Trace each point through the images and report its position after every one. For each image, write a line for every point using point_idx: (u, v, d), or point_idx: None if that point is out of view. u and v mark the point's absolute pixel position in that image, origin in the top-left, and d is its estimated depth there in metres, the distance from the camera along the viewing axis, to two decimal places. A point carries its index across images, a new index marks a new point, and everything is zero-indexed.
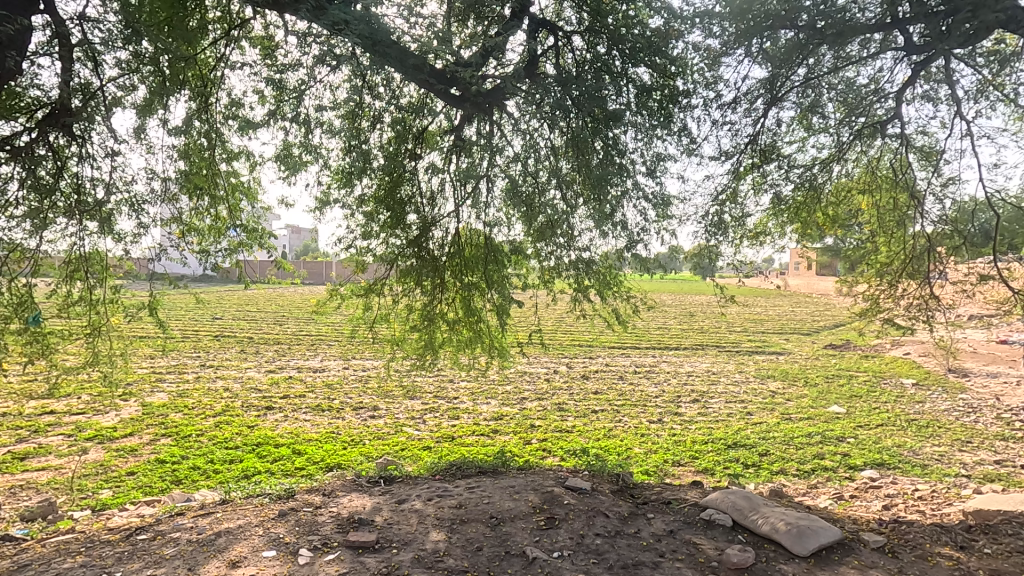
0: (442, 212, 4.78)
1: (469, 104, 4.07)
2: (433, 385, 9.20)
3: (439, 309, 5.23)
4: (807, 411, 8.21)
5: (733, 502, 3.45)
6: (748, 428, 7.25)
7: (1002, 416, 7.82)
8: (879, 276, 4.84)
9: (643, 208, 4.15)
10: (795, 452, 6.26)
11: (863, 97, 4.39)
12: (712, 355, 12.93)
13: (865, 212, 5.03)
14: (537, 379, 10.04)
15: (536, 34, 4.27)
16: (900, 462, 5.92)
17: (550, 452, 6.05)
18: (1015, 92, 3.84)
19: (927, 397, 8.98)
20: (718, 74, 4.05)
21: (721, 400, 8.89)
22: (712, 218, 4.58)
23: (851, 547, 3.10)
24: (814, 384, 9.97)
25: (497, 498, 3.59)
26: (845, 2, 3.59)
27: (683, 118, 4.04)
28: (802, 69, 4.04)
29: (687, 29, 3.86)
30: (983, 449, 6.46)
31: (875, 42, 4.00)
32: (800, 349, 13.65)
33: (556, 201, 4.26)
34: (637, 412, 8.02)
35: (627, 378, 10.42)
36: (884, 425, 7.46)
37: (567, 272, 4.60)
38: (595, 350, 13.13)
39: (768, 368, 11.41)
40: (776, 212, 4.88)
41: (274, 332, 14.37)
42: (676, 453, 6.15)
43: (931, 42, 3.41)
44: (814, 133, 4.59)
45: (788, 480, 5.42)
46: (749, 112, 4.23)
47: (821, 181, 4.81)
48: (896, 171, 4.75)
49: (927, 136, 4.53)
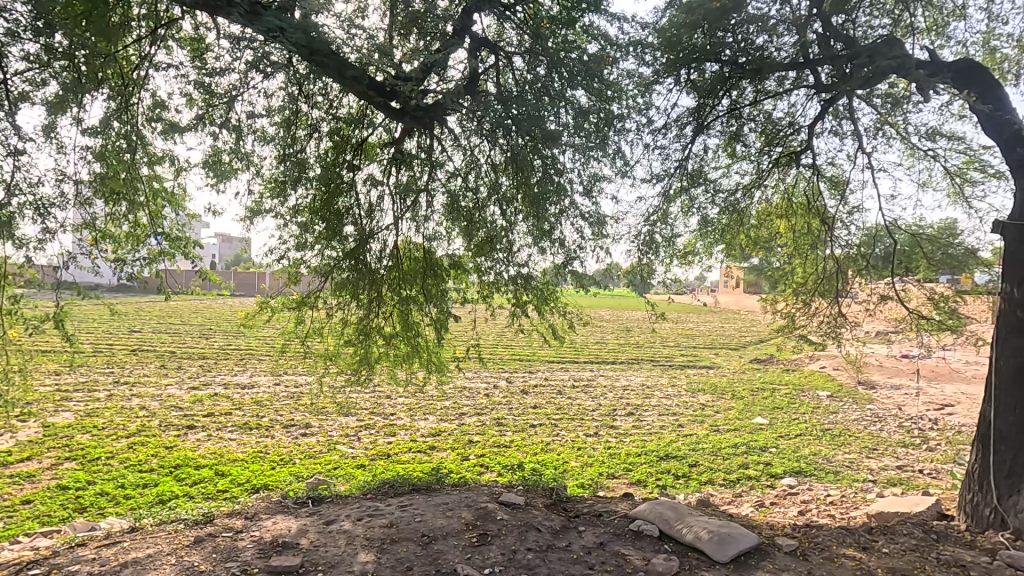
0: (381, 225, 4.75)
1: (409, 119, 4.03)
2: (370, 402, 8.98)
3: (375, 324, 5.15)
4: (733, 422, 8.64)
5: (660, 513, 3.58)
6: (678, 440, 7.55)
7: (903, 424, 8.56)
8: (795, 295, 5.22)
9: (580, 226, 4.30)
10: (722, 462, 6.56)
11: (780, 129, 4.77)
12: (647, 369, 13.35)
13: (783, 236, 5.42)
14: (476, 394, 10.01)
15: (478, 53, 4.35)
16: (816, 470, 6.33)
17: (488, 468, 6.05)
18: (908, 131, 4.26)
19: (839, 408, 9.68)
20: (649, 100, 4.28)
21: (654, 413, 9.20)
22: (644, 237, 4.79)
23: (767, 552, 3.25)
24: (740, 396, 10.51)
25: (429, 516, 3.55)
26: (763, 41, 3.95)
27: (618, 142, 4.22)
28: (725, 100, 4.38)
29: (622, 57, 4.11)
30: (886, 455, 7.02)
31: (790, 79, 4.37)
32: (728, 363, 14.36)
33: (495, 217, 4.39)
34: (574, 426, 8.17)
35: (566, 392, 10.59)
36: (802, 435, 7.95)
37: (506, 287, 4.75)
38: (536, 365, 13.24)
39: (699, 381, 11.93)
40: (704, 234, 5.15)
41: (198, 346, 13.56)
42: (611, 465, 6.32)
43: (837, 82, 3.76)
44: (738, 160, 4.91)
45: (715, 489, 5.69)
46: (678, 138, 4.48)
47: (744, 206, 5.17)
48: (810, 199, 5.18)
49: (834, 167, 4.96)
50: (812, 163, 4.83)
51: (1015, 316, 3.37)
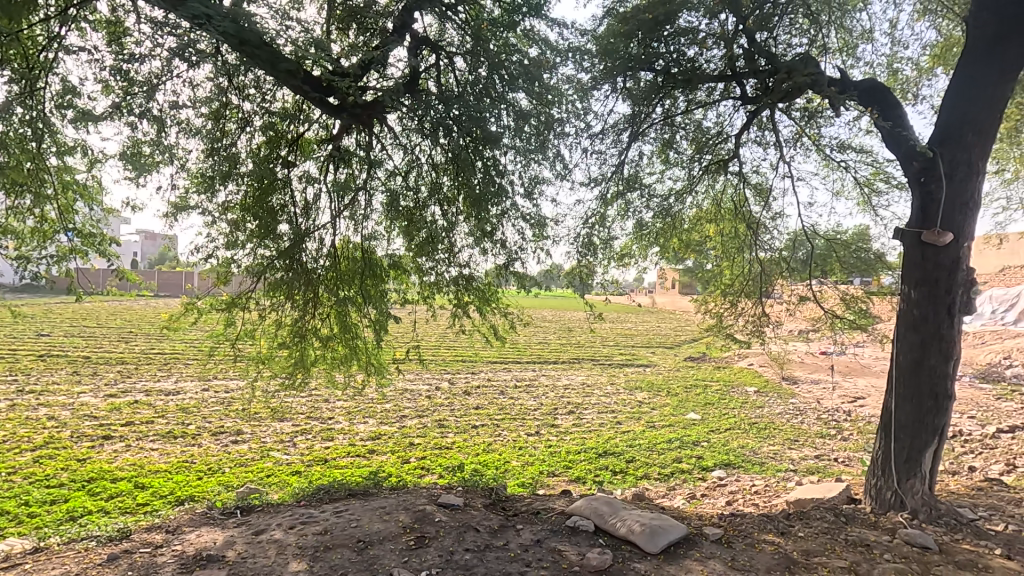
0: (317, 223, 4.62)
1: (346, 115, 3.93)
2: (306, 406, 8.68)
3: (311, 326, 5.02)
4: (668, 419, 8.98)
5: (595, 508, 3.67)
6: (616, 437, 7.77)
7: (821, 417, 9.19)
8: (723, 296, 5.53)
9: (521, 228, 4.34)
10: (657, 457, 6.81)
11: (709, 137, 5.00)
12: (587, 369, 13.63)
13: (712, 240, 5.68)
14: (418, 397, 9.89)
15: (418, 51, 4.31)
16: (743, 462, 6.68)
17: (429, 470, 6.00)
18: (823, 144, 4.58)
19: (765, 402, 10.27)
20: (587, 105, 4.38)
21: (594, 411, 9.42)
22: (583, 239, 4.89)
23: (695, 541, 3.40)
24: (675, 393, 10.93)
25: (365, 521, 3.48)
26: (694, 53, 4.13)
27: (558, 146, 4.29)
28: (659, 108, 4.55)
29: (562, 62, 4.19)
30: (806, 446, 7.51)
31: (719, 90, 4.59)
32: (664, 362, 14.89)
33: (436, 217, 4.36)
34: (516, 426, 8.24)
35: (508, 393, 10.65)
36: (731, 429, 8.37)
37: (447, 288, 4.73)
38: (478, 366, 13.24)
39: (637, 380, 12.31)
40: (639, 237, 5.34)
41: (117, 350, 12.67)
42: (552, 464, 6.42)
43: (760, 96, 3.99)
44: (671, 166, 5.10)
45: (650, 484, 5.90)
46: (615, 143, 4.61)
47: (676, 210, 5.38)
48: (737, 205, 5.46)
49: (759, 176, 5.26)
50: (739, 171, 5.09)
51: (911, 315, 3.69)
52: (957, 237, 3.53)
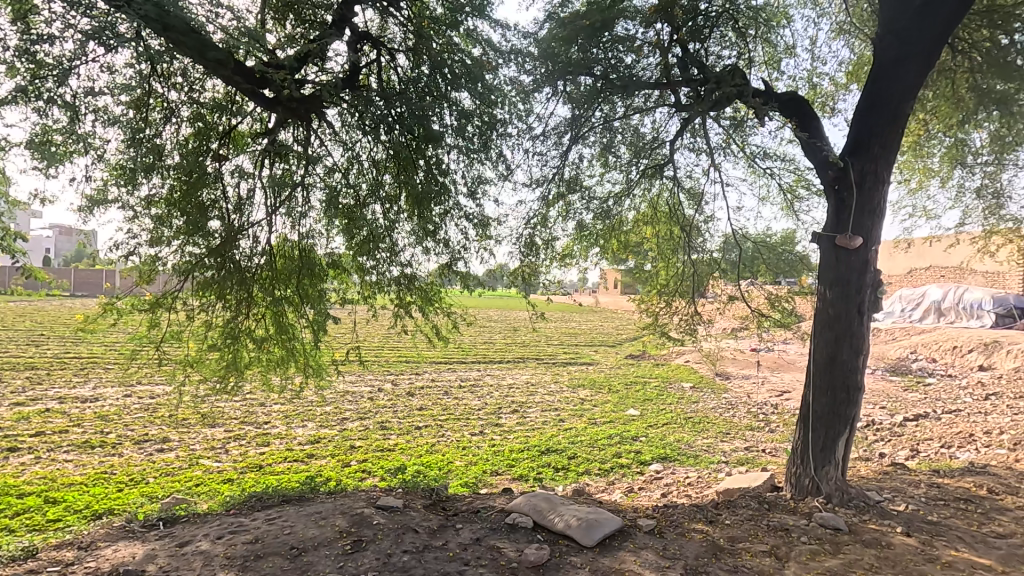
0: (251, 220, 4.43)
1: (282, 109, 3.80)
2: (240, 410, 8.32)
3: (245, 326, 4.80)
4: (609, 415, 9.22)
5: (534, 504, 3.73)
6: (559, 434, 7.90)
7: (751, 410, 9.70)
8: (659, 296, 5.70)
9: (464, 227, 4.34)
10: (598, 453, 6.98)
11: (646, 142, 5.18)
12: (532, 367, 13.78)
13: (649, 241, 5.89)
14: (359, 398, 9.68)
15: (358, 46, 4.22)
16: (679, 455, 6.96)
17: (370, 473, 5.90)
18: (750, 151, 4.83)
19: (700, 397, 10.72)
20: (530, 107, 4.43)
21: (537, 409, 9.54)
22: (525, 239, 4.95)
23: (629, 533, 3.52)
24: (615, 390, 11.23)
25: (299, 527, 3.38)
26: (632, 60, 4.26)
27: (501, 146, 4.32)
28: (599, 112, 4.66)
29: (504, 63, 4.21)
30: (737, 438, 7.91)
31: (655, 97, 4.76)
32: (606, 360, 15.26)
33: (377, 215, 4.28)
34: (460, 426, 8.22)
35: (453, 393, 10.60)
36: (668, 423, 8.69)
37: (389, 287, 4.66)
38: (423, 366, 13.11)
39: (579, 378, 12.55)
40: (580, 238, 5.45)
41: (25, 355, 11.68)
42: (495, 463, 6.45)
43: (693, 104, 4.16)
44: (610, 169, 5.24)
45: (591, 479, 6.04)
46: (556, 145, 4.69)
47: (615, 212, 5.54)
48: (672, 208, 5.67)
49: (692, 180, 5.49)
50: (674, 176, 5.30)
51: (826, 313, 3.96)
52: (866, 241, 3.82)
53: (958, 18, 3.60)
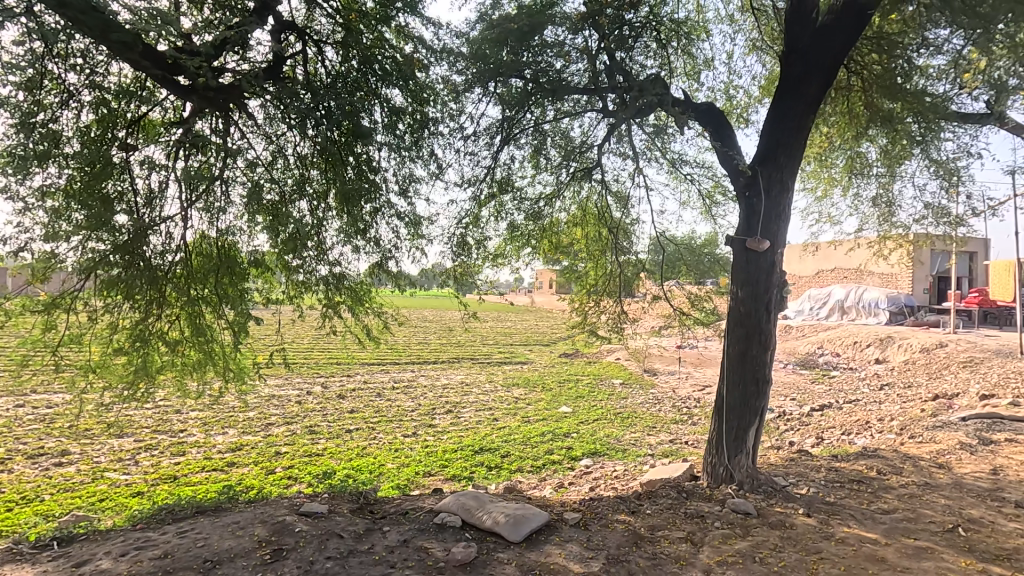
0: (163, 215, 4.14)
1: (198, 99, 3.59)
2: (152, 419, 7.78)
3: (157, 328, 4.50)
4: (542, 413, 9.37)
5: (463, 503, 3.74)
6: (493, 433, 7.94)
7: (676, 405, 10.16)
8: (589, 296, 5.88)
9: (396, 226, 4.27)
10: (531, 450, 7.08)
11: (576, 146, 5.31)
12: (467, 367, 13.76)
13: (579, 243, 6.04)
14: (285, 402, 9.30)
15: (283, 36, 4.06)
16: (608, 449, 7.18)
17: (296, 479, 5.68)
18: (672, 157, 5.07)
19: (629, 393, 11.11)
20: (461, 107, 4.43)
21: (471, 409, 9.54)
22: (457, 239, 4.93)
23: (555, 527, 3.60)
24: (549, 388, 11.42)
25: (214, 539, 3.21)
26: (562, 65, 4.36)
27: (432, 145, 4.29)
28: (529, 115, 4.73)
29: (435, 62, 4.19)
30: (662, 432, 8.26)
31: (585, 102, 4.89)
32: (540, 358, 15.48)
33: (303, 212, 4.12)
34: (392, 428, 8.08)
35: (385, 394, 10.40)
36: (599, 419, 8.94)
37: (316, 287, 4.50)
38: (354, 368, 12.77)
39: (514, 377, 12.67)
40: (512, 238, 5.50)
41: None
42: (428, 464, 6.39)
43: (619, 110, 4.32)
44: (541, 171, 5.33)
45: (523, 476, 6.11)
46: (488, 146, 4.71)
47: (546, 214, 5.63)
48: (601, 211, 5.84)
49: (619, 184, 5.68)
50: (602, 179, 5.46)
51: (738, 311, 4.23)
52: (773, 245, 4.11)
53: (851, 42, 3.96)
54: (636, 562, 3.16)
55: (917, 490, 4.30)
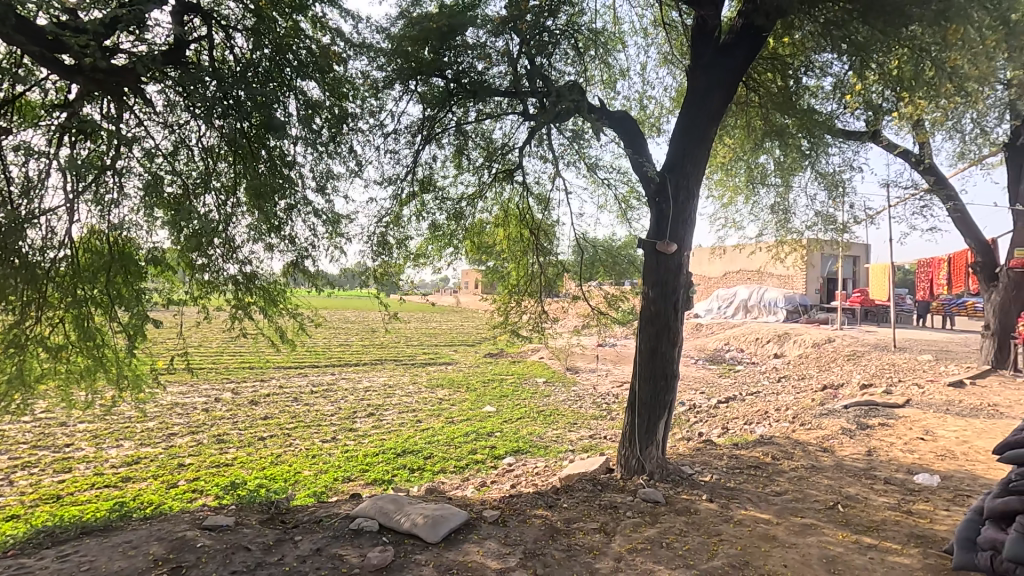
0: (44, 207, 3.73)
1: (85, 81, 3.28)
2: (31, 433, 6.99)
3: (35, 333, 4.04)
4: (466, 413, 9.36)
5: (380, 507, 3.67)
6: (416, 435, 7.84)
7: (596, 401, 10.50)
8: (511, 296, 5.95)
9: (313, 223, 4.11)
10: (454, 451, 7.06)
11: (498, 148, 5.36)
12: (390, 369, 13.48)
13: (502, 245, 6.10)
14: (190, 411, 8.68)
15: (186, 18, 3.79)
16: (531, 447, 7.30)
17: (202, 492, 5.33)
18: (590, 162, 5.25)
19: (552, 392, 11.35)
20: (381, 103, 4.34)
21: (394, 411, 9.36)
22: (377, 238, 4.82)
23: (474, 526, 3.63)
24: (473, 389, 11.44)
25: (102, 561, 2.95)
26: (484, 67, 4.39)
27: (351, 141, 4.17)
28: (452, 115, 4.72)
29: (354, 56, 4.08)
30: (583, 428, 8.52)
31: (506, 104, 4.95)
32: (465, 359, 15.45)
33: (210, 207, 3.87)
34: (310, 433, 7.77)
35: (303, 399, 9.97)
36: (522, 418, 9.08)
37: (225, 287, 4.23)
38: (269, 372, 12.13)
39: (438, 377, 12.57)
40: (434, 238, 5.46)
41: None
42: (347, 469, 6.21)
43: (539, 114, 4.41)
44: (464, 172, 5.33)
45: (446, 477, 6.09)
46: (409, 144, 4.65)
47: (468, 214, 5.64)
48: (523, 212, 5.92)
49: (540, 186, 5.79)
50: (523, 181, 5.55)
51: (649, 310, 4.45)
52: (680, 248, 4.37)
53: (749, 62, 4.29)
54: (552, 554, 3.25)
55: (804, 472, 4.73)
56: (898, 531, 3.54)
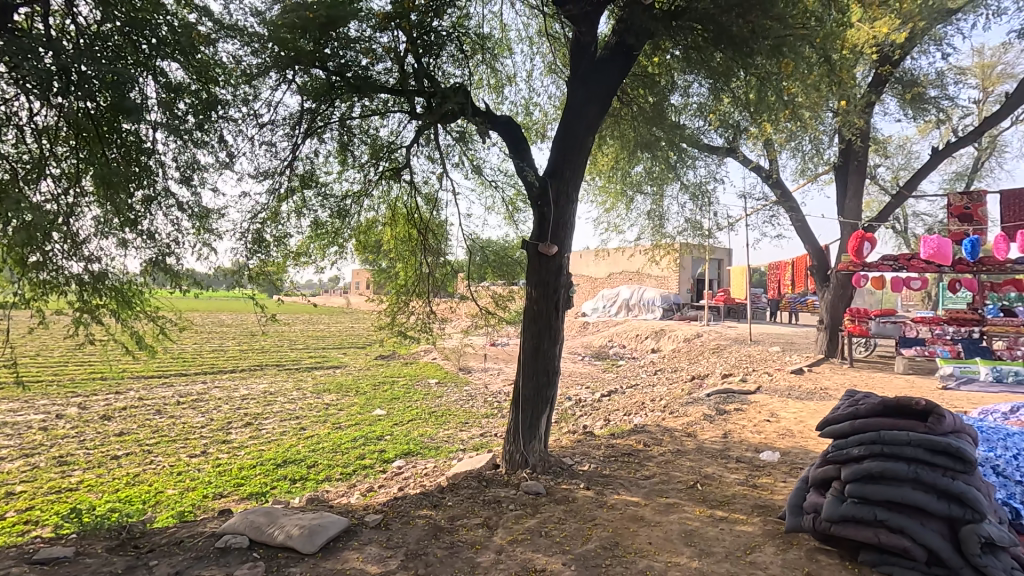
0: None
1: None
2: None
3: None
4: (355, 418, 9.05)
5: (251, 522, 3.45)
6: (298, 443, 7.44)
7: (488, 400, 10.64)
8: (399, 296, 5.85)
9: (176, 218, 3.74)
10: (341, 458, 6.80)
11: (383, 145, 5.25)
12: (271, 375, 12.64)
13: (388, 244, 5.99)
14: (23, 431, 7.51)
15: None
16: (421, 448, 7.23)
17: (36, 523, 4.65)
18: (477, 164, 5.33)
19: (444, 392, 11.32)
20: (256, 92, 4.07)
21: (275, 420, 8.80)
22: (252, 235, 4.51)
23: (354, 532, 3.54)
24: (363, 392, 11.08)
25: None
26: (369, 61, 4.28)
27: (221, 129, 3.86)
28: (334, 109, 4.54)
29: (224, 39, 3.78)
30: (474, 426, 8.60)
31: (392, 102, 4.87)
32: (354, 362, 14.91)
33: (45, 196, 3.38)
34: (175, 448, 7.07)
35: (167, 411, 9.04)
36: (413, 419, 8.96)
37: (67, 288, 3.71)
38: (126, 383, 10.84)
39: (325, 382, 12.01)
40: (316, 236, 5.22)
41: None
42: (219, 485, 5.74)
43: (426, 114, 4.39)
44: (348, 168, 5.15)
45: (331, 485, 5.85)
46: (288, 137, 4.41)
47: (353, 212, 5.46)
48: (410, 212, 5.86)
49: (429, 186, 5.77)
50: (410, 180, 5.49)
51: (532, 309, 4.62)
52: (561, 250, 4.58)
53: (622, 77, 4.60)
54: (433, 553, 3.27)
55: (671, 456, 5.18)
56: (745, 502, 4.01)
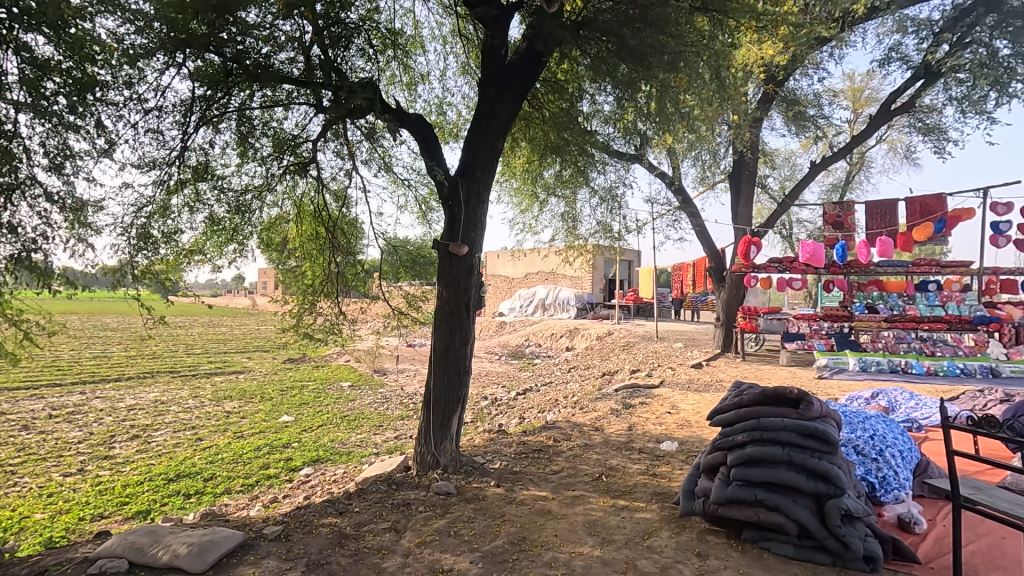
0: None
1: None
2: None
3: None
4: (259, 425, 8.55)
5: (131, 543, 3.17)
6: (194, 455, 6.91)
7: (403, 402, 10.45)
8: (306, 296, 5.60)
9: (43, 210, 3.35)
10: (242, 468, 6.40)
11: (287, 138, 5.00)
12: (163, 383, 11.62)
13: (294, 242, 5.71)
14: None
15: None
16: (331, 454, 6.97)
17: None
18: (388, 162, 5.22)
19: (357, 395, 10.98)
20: (140, 75, 3.73)
21: (167, 431, 8.11)
22: (136, 231, 4.14)
23: (251, 545, 3.35)
24: (268, 398, 10.48)
25: None
26: (270, 50, 4.06)
27: (99, 114, 3.51)
28: (232, 98, 4.27)
29: (103, 14, 3.43)
30: (388, 429, 8.42)
31: (297, 93, 4.65)
32: (260, 366, 14.07)
33: None
34: (45, 467, 6.32)
35: (36, 426, 8.05)
36: (323, 425, 8.61)
37: None
38: None
39: (226, 388, 11.24)
40: (212, 233, 4.88)
41: None
42: (98, 505, 5.20)
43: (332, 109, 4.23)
44: (248, 161, 4.86)
45: (231, 498, 5.49)
46: (179, 125, 4.08)
47: (255, 208, 5.15)
48: (318, 209, 5.62)
49: (337, 182, 5.57)
50: (317, 176, 5.27)
51: (443, 309, 4.60)
52: (472, 250, 4.60)
53: (532, 81, 4.70)
54: (337, 561, 3.17)
55: (579, 450, 5.36)
56: (644, 491, 4.24)
